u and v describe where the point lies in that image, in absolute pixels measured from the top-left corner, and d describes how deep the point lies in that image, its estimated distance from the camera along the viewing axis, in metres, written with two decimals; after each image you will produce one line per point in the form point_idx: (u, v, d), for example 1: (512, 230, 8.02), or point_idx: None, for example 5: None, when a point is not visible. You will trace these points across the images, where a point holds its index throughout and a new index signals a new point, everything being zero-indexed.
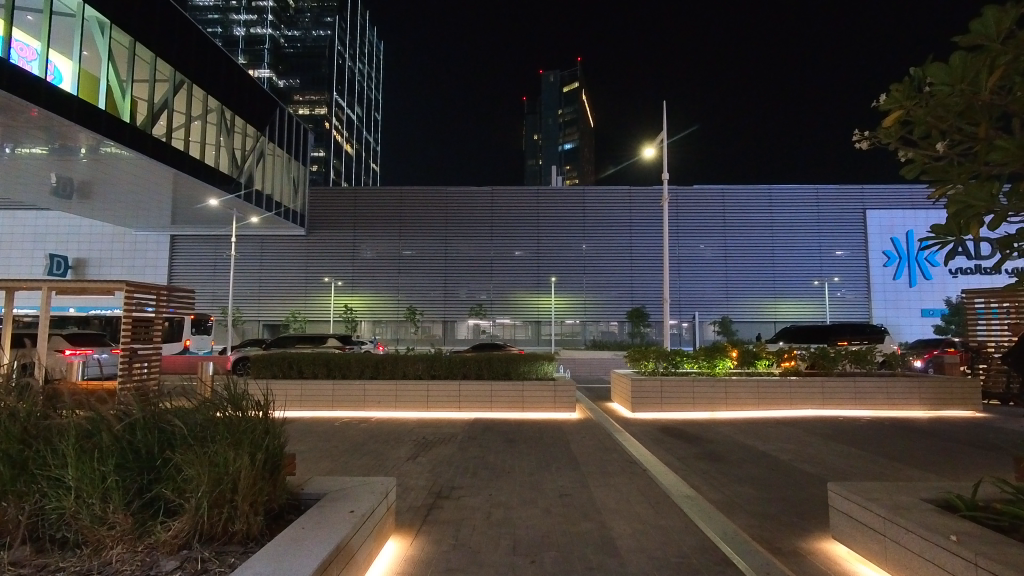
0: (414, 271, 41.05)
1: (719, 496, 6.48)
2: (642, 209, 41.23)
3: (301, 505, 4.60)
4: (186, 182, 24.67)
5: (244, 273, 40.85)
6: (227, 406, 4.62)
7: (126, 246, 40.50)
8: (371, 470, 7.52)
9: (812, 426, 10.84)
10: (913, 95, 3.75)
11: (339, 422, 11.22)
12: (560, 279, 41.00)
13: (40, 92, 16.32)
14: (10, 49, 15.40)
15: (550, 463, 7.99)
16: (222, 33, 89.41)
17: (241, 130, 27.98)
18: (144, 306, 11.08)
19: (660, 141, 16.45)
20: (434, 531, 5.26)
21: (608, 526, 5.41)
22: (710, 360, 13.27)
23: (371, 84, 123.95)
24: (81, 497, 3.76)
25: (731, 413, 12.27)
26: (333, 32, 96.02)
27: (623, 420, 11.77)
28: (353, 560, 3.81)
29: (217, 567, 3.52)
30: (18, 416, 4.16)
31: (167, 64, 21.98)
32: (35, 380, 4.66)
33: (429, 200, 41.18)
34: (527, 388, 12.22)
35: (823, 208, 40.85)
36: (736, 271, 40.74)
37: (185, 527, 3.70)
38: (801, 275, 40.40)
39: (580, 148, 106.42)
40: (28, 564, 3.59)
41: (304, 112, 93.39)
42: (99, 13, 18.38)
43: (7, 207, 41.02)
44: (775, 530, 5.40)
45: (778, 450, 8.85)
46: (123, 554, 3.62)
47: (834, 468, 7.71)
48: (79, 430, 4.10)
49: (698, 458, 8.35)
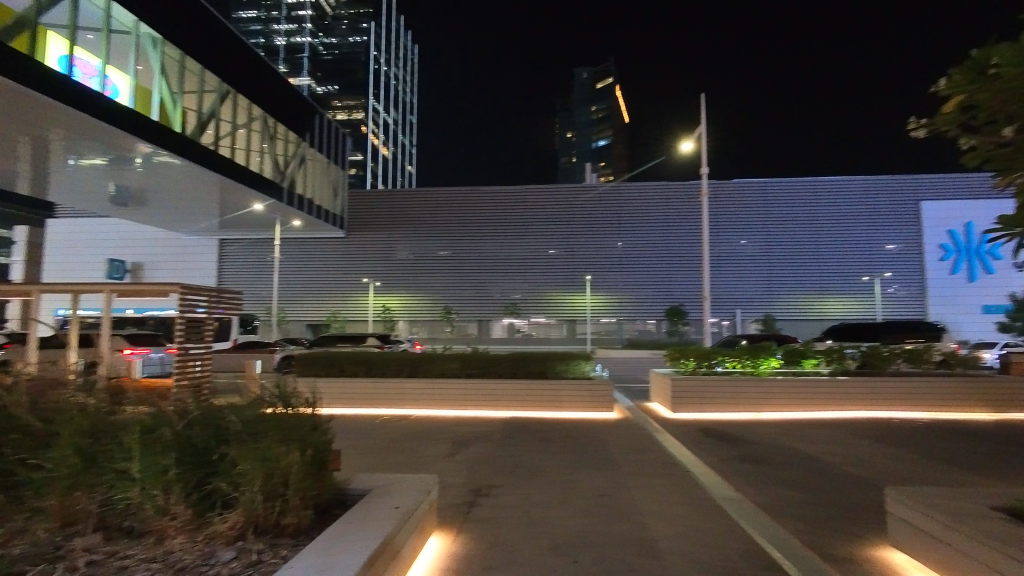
0: (449, 271, 41.50)
1: (765, 499, 6.31)
2: (678, 204, 40.53)
3: (347, 500, 4.73)
4: (230, 188, 25.61)
5: (287, 275, 42.25)
6: (278, 403, 4.75)
7: (178, 250, 42.50)
8: (410, 466, 7.71)
9: (863, 428, 10.43)
10: (975, 78, 3.55)
11: (379, 420, 11.50)
12: (593, 277, 40.58)
13: (100, 106, 17.22)
14: (72, 67, 16.40)
15: (587, 462, 7.97)
16: (264, 44, 93.29)
17: (283, 135, 28.97)
18: (195, 306, 11.54)
19: (699, 134, 16.09)
20: (474, 528, 5.32)
21: (648, 528, 5.34)
22: (754, 360, 12.85)
23: (408, 87, 125.58)
24: (145, 488, 3.98)
25: (775, 413, 11.91)
26: (369, 38, 98.38)
27: (661, 420, 11.58)
28: (397, 557, 3.87)
29: (270, 559, 3.67)
30: (88, 411, 4.40)
31: (213, 76, 23.07)
32: (102, 379, 4.95)
33: (463, 200, 41.61)
34: (563, 388, 12.16)
35: (873, 199, 38.94)
36: (780, 268, 39.35)
37: (239, 519, 3.92)
38: (849, 272, 38.77)
39: (613, 145, 104.39)
40: (98, 550, 3.84)
41: (342, 117, 96.03)
42: (151, 29, 19.55)
43: (72, 215, 43.80)
44: (824, 535, 5.21)
45: (826, 452, 8.51)
46: (184, 543, 3.87)
47: (885, 471, 7.40)
48: (142, 425, 4.25)
49: (740, 460, 8.14)
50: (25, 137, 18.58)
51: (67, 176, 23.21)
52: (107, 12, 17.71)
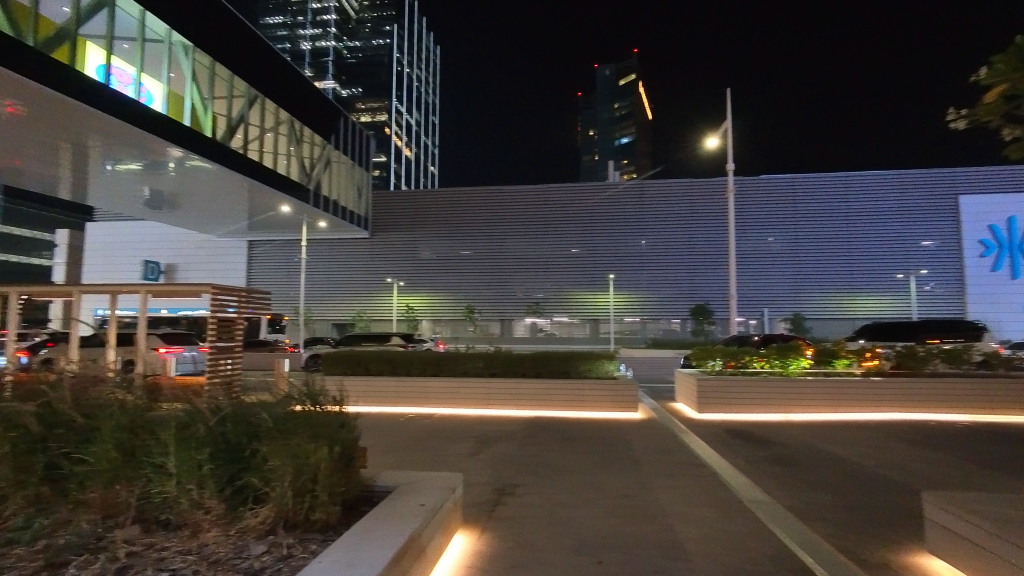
0: (472, 270, 41.69)
1: (795, 502, 6.17)
2: (703, 201, 39.91)
3: (373, 497, 4.79)
4: (259, 190, 26.20)
5: (313, 275, 43.05)
6: (306, 400, 4.86)
7: (209, 251, 43.72)
8: (435, 464, 7.78)
9: (899, 430, 10.09)
10: (1017, 68, 3.58)
11: (404, 418, 11.64)
12: (617, 276, 40.27)
13: (135, 112, 17.81)
14: (109, 76, 17.04)
15: (611, 462, 7.92)
16: (290, 49, 95.35)
17: (309, 138, 29.53)
18: (226, 306, 11.84)
19: (724, 129, 15.82)
20: (499, 527, 5.34)
21: (674, 530, 5.26)
22: (782, 360, 12.59)
23: (431, 88, 126.42)
24: (181, 483, 4.11)
25: (805, 414, 11.61)
26: (392, 41, 99.61)
27: (687, 421, 11.42)
28: (424, 553, 3.91)
29: (300, 553, 3.75)
30: (128, 407, 4.57)
31: (242, 81, 23.65)
32: (139, 377, 5.12)
33: (486, 200, 41.73)
34: (586, 387, 12.09)
35: (908, 193, 37.66)
36: (810, 266, 38.38)
37: (271, 513, 4.01)
38: (883, 269, 37.56)
39: (636, 142, 103.23)
40: (138, 542, 3.98)
41: (365, 119, 97.38)
42: (183, 37, 20.04)
43: (109, 218, 45.47)
44: (859, 540, 5.05)
45: (860, 455, 8.26)
46: (218, 536, 3.97)
47: (922, 475, 7.15)
48: (178, 422, 4.39)
49: (769, 462, 7.97)
50: (65, 144, 19.34)
51: (104, 181, 24.09)
52: (142, 21, 18.33)
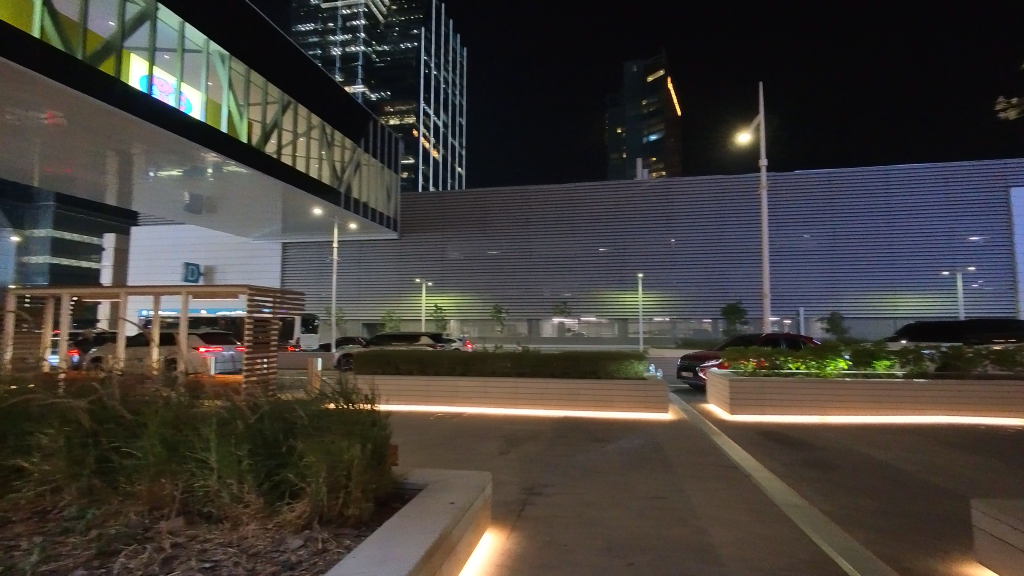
0: (499, 271, 41.79)
1: (834, 507, 5.98)
2: (735, 198, 39.04)
3: (404, 495, 4.89)
4: (292, 194, 26.88)
5: (344, 276, 43.91)
6: (340, 398, 4.99)
7: (245, 254, 45.09)
8: (465, 462, 7.87)
9: (944, 434, 9.68)
10: None
11: (434, 416, 11.78)
12: (646, 275, 39.78)
13: (176, 120, 18.51)
14: (152, 86, 17.81)
15: (641, 463, 7.84)
16: (321, 55, 97.70)
17: (339, 142, 30.15)
18: (261, 307, 12.21)
19: (756, 124, 15.44)
20: (528, 526, 5.35)
21: (706, 532, 5.18)
22: (819, 360, 12.23)
23: (458, 89, 127.33)
24: (222, 477, 4.26)
25: (843, 417, 11.24)
26: (419, 44, 100.88)
27: (719, 422, 11.20)
28: (454, 551, 3.96)
29: (335, 548, 3.84)
30: (172, 404, 4.76)
31: (276, 88, 24.33)
32: (182, 375, 5.35)
33: (513, 200, 41.77)
34: (615, 388, 12.00)
35: (953, 187, 36.05)
36: (848, 263, 37.06)
37: (307, 508, 4.12)
38: (926, 266, 36.08)
39: (665, 139, 101.49)
40: (182, 533, 4.15)
41: (394, 122, 98.79)
42: (220, 46, 20.70)
43: (153, 223, 47.45)
44: (901, 548, 4.88)
45: (902, 460, 7.96)
46: (257, 529, 4.10)
47: (971, 481, 6.84)
48: (219, 418, 4.54)
49: (805, 464, 7.78)
50: (112, 153, 20.28)
51: (148, 187, 25.11)
52: (181, 32, 19.05)
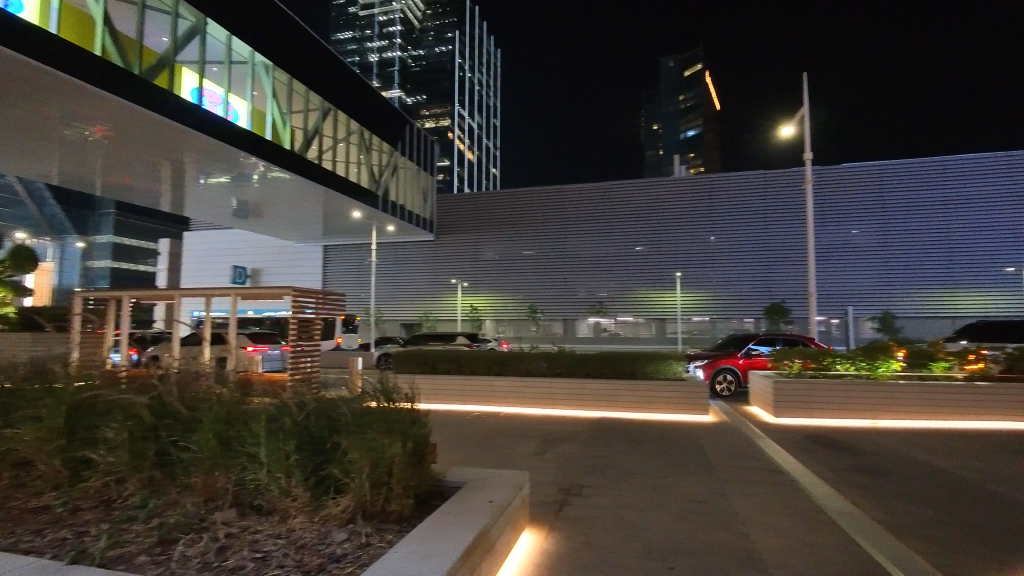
0: (534, 271, 41.76)
1: (886, 514, 5.72)
2: (778, 193, 37.78)
3: (443, 492, 4.97)
4: (332, 198, 27.66)
5: (382, 277, 44.81)
6: (381, 397, 5.14)
7: (289, 256, 46.67)
8: (501, 462, 7.92)
9: (1007, 440, 9.11)
10: None
11: (471, 416, 11.91)
12: (684, 274, 38.93)
13: (223, 129, 19.33)
14: (201, 97, 18.68)
15: (682, 466, 7.68)
16: (359, 62, 100.29)
17: (377, 147, 30.85)
18: (305, 307, 12.63)
19: (800, 117, 14.90)
20: (566, 527, 5.34)
21: (750, 537, 5.05)
22: (870, 362, 11.69)
23: (492, 90, 127.99)
24: (271, 471, 4.43)
25: (896, 421, 10.73)
26: (454, 47, 102.12)
27: (763, 425, 10.86)
28: (493, 549, 4.00)
29: (378, 542, 3.95)
30: (225, 399, 5.00)
31: (317, 95, 25.13)
32: (234, 373, 5.59)
33: (547, 199, 41.67)
34: (654, 389, 11.83)
35: (1017, 178, 33.98)
36: (901, 260, 35.22)
37: (350, 503, 4.24)
38: (987, 263, 34.01)
39: (704, 134, 98.87)
40: (235, 524, 4.34)
41: (430, 125, 100.21)
42: (265, 57, 21.51)
43: (204, 228, 49.76)
44: (961, 559, 4.61)
45: (961, 467, 7.53)
46: (303, 522, 4.25)
47: None
48: (269, 413, 4.72)
49: (854, 470, 7.48)
50: (166, 161, 21.37)
51: (199, 194, 26.35)
52: (229, 45, 19.92)
